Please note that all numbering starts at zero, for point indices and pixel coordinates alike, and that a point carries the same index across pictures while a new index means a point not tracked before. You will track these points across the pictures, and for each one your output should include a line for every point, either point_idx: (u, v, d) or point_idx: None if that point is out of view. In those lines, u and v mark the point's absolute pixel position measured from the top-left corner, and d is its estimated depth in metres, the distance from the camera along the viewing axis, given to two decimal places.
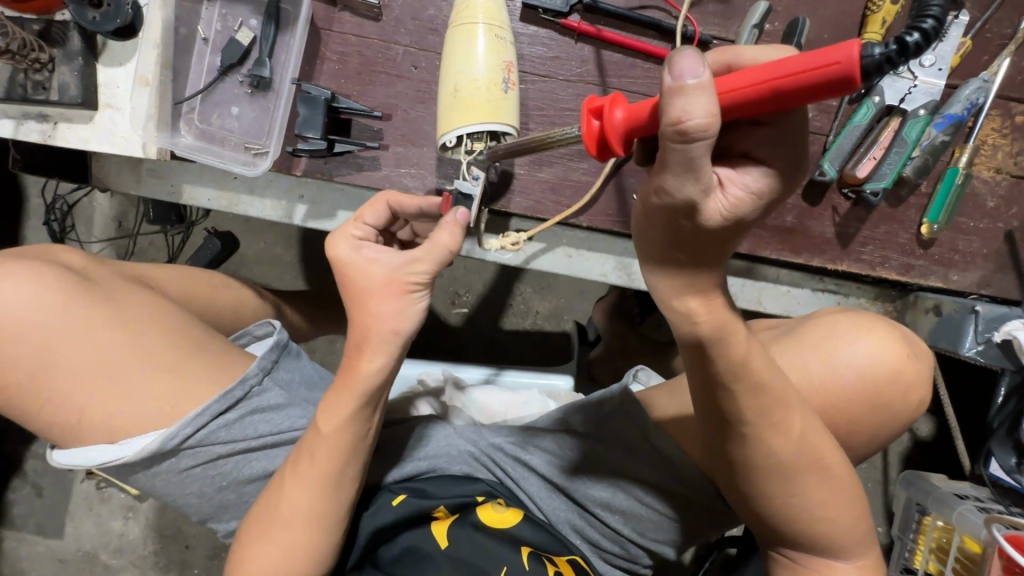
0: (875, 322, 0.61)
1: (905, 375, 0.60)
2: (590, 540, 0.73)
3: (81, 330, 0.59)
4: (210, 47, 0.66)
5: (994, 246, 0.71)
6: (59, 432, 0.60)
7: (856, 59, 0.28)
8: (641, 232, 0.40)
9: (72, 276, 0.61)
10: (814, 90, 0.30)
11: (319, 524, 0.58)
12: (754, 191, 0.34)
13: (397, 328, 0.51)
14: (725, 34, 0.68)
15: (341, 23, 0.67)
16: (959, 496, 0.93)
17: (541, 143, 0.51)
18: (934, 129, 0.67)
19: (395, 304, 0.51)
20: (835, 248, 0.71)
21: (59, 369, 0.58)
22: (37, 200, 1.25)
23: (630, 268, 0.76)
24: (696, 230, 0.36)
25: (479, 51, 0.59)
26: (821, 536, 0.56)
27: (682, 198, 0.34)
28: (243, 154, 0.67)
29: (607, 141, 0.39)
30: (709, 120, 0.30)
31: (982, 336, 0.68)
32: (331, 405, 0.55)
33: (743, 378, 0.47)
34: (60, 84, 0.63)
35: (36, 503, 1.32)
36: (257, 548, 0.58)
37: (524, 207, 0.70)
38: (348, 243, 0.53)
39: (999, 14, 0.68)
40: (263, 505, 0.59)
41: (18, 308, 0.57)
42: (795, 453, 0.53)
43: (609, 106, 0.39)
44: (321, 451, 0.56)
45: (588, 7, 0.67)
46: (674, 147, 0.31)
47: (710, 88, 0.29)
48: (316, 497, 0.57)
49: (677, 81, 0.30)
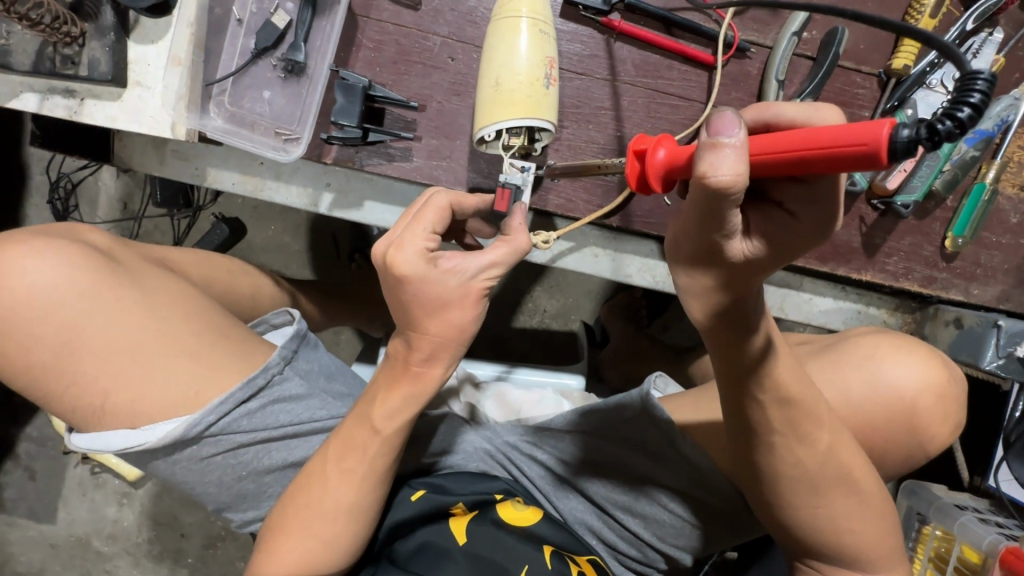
0: (913, 343, 0.62)
1: (942, 392, 0.61)
2: (607, 542, 0.74)
3: (106, 312, 0.57)
4: (244, 28, 0.65)
5: (1015, 262, 0.72)
6: (79, 415, 0.59)
7: (881, 140, 0.28)
8: (672, 257, 0.42)
9: (96, 257, 0.59)
10: (839, 163, 0.31)
11: (355, 516, 0.58)
12: (776, 237, 0.37)
13: (466, 331, 0.51)
14: (763, 40, 0.68)
15: (378, 11, 0.66)
16: (959, 507, 0.95)
17: (589, 169, 0.64)
18: (964, 145, 0.68)
19: (472, 310, 0.50)
20: (861, 258, 0.72)
21: (83, 352, 0.57)
22: (40, 177, 1.22)
23: (655, 270, 0.76)
24: (720, 265, 0.40)
25: (522, 46, 0.58)
26: (845, 547, 0.56)
27: (707, 237, 0.38)
28: (273, 138, 0.66)
29: (647, 179, 0.42)
30: (735, 176, 0.33)
31: (1003, 351, 0.69)
32: (387, 402, 0.54)
33: (780, 386, 0.48)
34: (91, 59, 0.62)
35: (28, 486, 1.30)
36: (287, 539, 0.58)
37: (555, 204, 0.70)
38: (417, 255, 0.49)
39: None
40: (295, 497, 0.58)
41: (43, 288, 0.55)
42: (823, 463, 0.53)
43: (653, 147, 0.41)
44: (372, 447, 0.56)
45: (629, 6, 0.66)
46: (703, 192, 0.34)
47: (740, 149, 0.33)
48: (357, 490, 0.57)
49: (712, 139, 0.33)
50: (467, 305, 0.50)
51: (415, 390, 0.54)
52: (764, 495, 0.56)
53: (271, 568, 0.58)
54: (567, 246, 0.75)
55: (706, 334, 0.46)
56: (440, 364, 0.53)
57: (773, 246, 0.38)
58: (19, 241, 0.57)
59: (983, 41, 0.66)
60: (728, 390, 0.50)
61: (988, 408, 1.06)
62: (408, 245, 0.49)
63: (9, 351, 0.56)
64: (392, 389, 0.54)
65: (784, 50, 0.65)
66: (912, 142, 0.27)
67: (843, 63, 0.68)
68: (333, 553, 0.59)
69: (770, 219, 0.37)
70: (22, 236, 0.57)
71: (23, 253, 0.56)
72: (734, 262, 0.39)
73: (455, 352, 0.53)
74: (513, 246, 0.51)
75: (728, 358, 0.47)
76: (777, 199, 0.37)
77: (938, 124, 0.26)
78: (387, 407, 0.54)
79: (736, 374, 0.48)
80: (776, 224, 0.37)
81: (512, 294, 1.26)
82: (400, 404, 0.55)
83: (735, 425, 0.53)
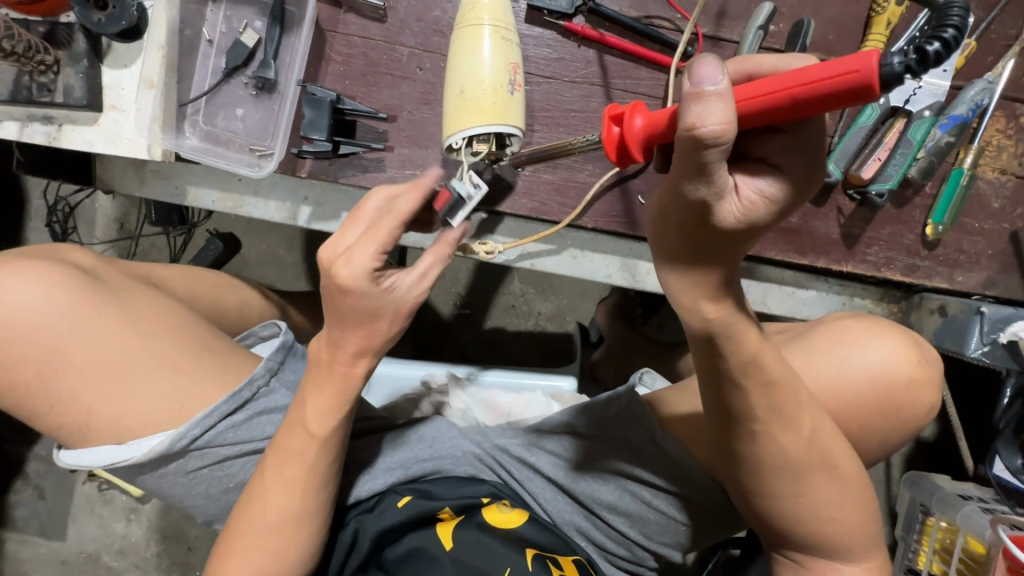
0: (888, 328, 0.62)
1: (908, 378, 0.60)
2: (591, 541, 0.74)
3: (87, 331, 0.58)
4: (214, 48, 0.66)
5: (1000, 247, 0.71)
6: (66, 431, 0.60)
7: (873, 68, 0.28)
8: (654, 225, 0.40)
9: (73, 276, 0.60)
10: (827, 100, 0.30)
11: (303, 524, 0.59)
12: (766, 196, 0.34)
13: (379, 341, 0.53)
14: (730, 35, 0.68)
15: (346, 25, 0.67)
16: (962, 497, 0.92)
17: (560, 151, 0.64)
18: (939, 131, 0.66)
19: (402, 323, 0.52)
20: (840, 248, 0.71)
21: (67, 370, 0.58)
22: (39, 202, 1.25)
23: (636, 269, 0.75)
24: (709, 233, 0.37)
25: (485, 54, 0.59)
26: (825, 534, 0.56)
27: (695, 198, 0.35)
28: (248, 155, 0.67)
29: (626, 147, 0.41)
30: (720, 130, 0.31)
31: (987, 337, 0.68)
32: (313, 409, 0.56)
33: (758, 374, 0.46)
34: (65, 86, 0.63)
35: (39, 504, 1.32)
36: (241, 557, 0.58)
37: (530, 209, 0.71)
38: (364, 272, 0.47)
39: (1004, 14, 0.68)
40: (242, 516, 0.59)
41: (25, 307, 0.56)
42: (805, 449, 0.52)
43: (629, 116, 0.41)
44: (306, 452, 0.57)
45: (593, 10, 0.67)
46: (687, 149, 0.32)
47: (726, 95, 0.31)
48: (301, 496, 0.58)
49: (696, 87, 0.31)
50: (385, 321, 0.51)
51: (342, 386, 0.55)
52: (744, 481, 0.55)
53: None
54: (547, 248, 0.76)
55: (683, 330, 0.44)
56: (356, 370, 0.55)
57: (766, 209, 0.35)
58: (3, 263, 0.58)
59: None
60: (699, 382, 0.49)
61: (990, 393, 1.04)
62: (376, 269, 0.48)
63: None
64: (318, 394, 0.56)
65: (750, 45, 0.65)
66: (902, 69, 0.27)
67: (812, 55, 0.68)
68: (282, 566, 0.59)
69: (755, 175, 0.35)
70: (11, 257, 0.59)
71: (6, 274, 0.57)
72: (724, 231, 0.36)
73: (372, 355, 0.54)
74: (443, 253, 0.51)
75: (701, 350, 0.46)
76: (762, 158, 0.35)
77: (929, 45, 0.27)
78: (319, 411, 0.56)
79: (709, 371, 0.47)
80: (767, 182, 0.34)
81: (505, 297, 1.26)
82: (330, 404, 0.56)
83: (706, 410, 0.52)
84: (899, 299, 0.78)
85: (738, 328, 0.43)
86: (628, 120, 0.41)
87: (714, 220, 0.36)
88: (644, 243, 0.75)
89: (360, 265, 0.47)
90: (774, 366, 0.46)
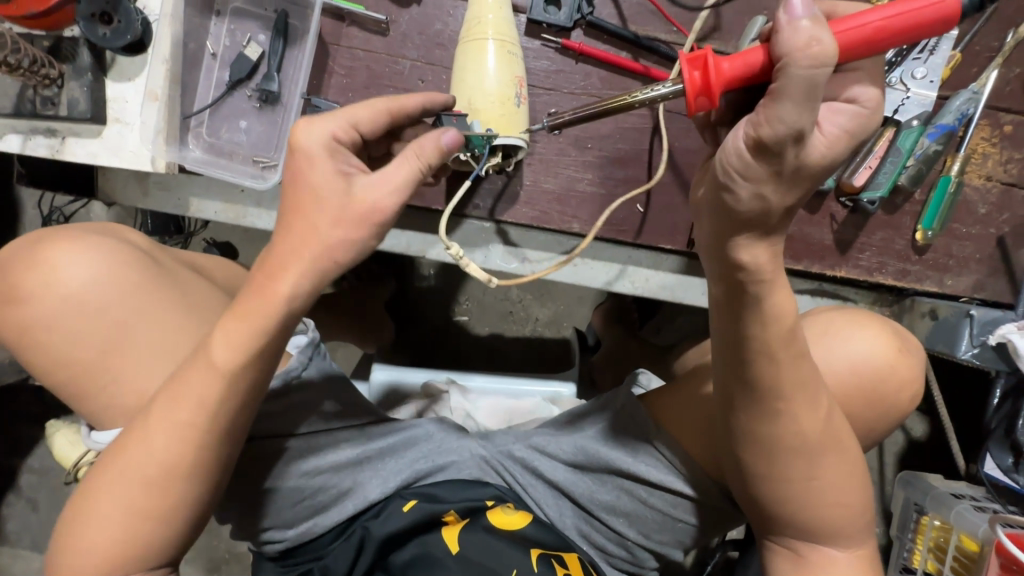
0: (882, 326, 0.64)
1: (900, 371, 0.62)
2: (591, 539, 0.75)
3: (155, 313, 0.59)
4: (218, 62, 0.67)
5: (987, 252, 0.73)
6: (107, 413, 0.59)
7: (957, 1, 0.38)
8: (727, 173, 0.40)
9: (135, 255, 0.60)
10: (919, 23, 0.38)
11: (183, 472, 0.52)
12: (846, 131, 0.39)
13: (343, 259, 0.46)
14: (725, 47, 0.70)
15: (349, 38, 0.67)
16: (955, 496, 0.94)
17: (621, 107, 0.47)
18: (927, 139, 0.68)
19: (348, 228, 0.45)
20: (834, 254, 0.73)
21: (128, 351, 0.57)
22: (32, 212, 1.24)
23: (633, 276, 0.77)
24: (796, 167, 0.38)
25: (489, 67, 0.60)
26: (827, 521, 0.58)
27: (793, 128, 0.36)
28: (252, 167, 0.68)
29: (710, 91, 0.42)
30: (828, 54, 0.35)
31: (977, 339, 0.70)
32: (222, 346, 0.49)
33: (779, 354, 0.50)
34: (70, 100, 0.64)
35: (32, 518, 1.30)
36: (104, 500, 0.52)
37: (531, 217, 0.72)
38: (332, 171, 0.46)
39: (987, 27, 0.70)
40: (113, 454, 0.52)
41: (94, 284, 0.57)
42: (821, 430, 0.55)
43: (713, 59, 0.42)
44: (205, 388, 0.50)
45: (591, 23, 0.68)
46: (796, 72, 0.35)
47: (822, 25, 0.36)
48: (182, 441, 0.51)
49: (792, 17, 0.36)
50: (346, 220, 0.45)
51: (257, 313, 0.47)
52: (754, 469, 0.57)
53: (84, 540, 0.52)
54: (546, 254, 0.76)
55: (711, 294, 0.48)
56: (285, 296, 0.46)
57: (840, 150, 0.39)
58: (72, 239, 0.58)
59: (939, 38, 0.67)
60: (720, 360, 0.53)
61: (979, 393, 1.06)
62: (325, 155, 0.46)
63: (56, 349, 0.56)
64: (229, 326, 0.48)
65: None
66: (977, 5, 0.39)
67: None
68: (151, 519, 0.52)
69: (837, 112, 0.39)
70: (68, 231, 0.59)
71: (72, 249, 0.57)
72: (808, 169, 0.39)
73: (314, 287, 0.47)
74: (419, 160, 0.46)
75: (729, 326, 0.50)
76: (833, 97, 0.40)
77: None
78: (226, 353, 0.49)
79: (733, 346, 0.51)
80: (846, 115, 0.39)
81: (503, 303, 1.27)
82: (240, 335, 0.48)
83: (729, 387, 0.54)
84: (891, 302, 0.80)
85: (767, 314, 0.48)
86: (711, 64, 0.42)
87: (803, 157, 0.38)
88: (641, 251, 0.77)
89: (315, 155, 0.46)
90: (799, 346, 0.51)
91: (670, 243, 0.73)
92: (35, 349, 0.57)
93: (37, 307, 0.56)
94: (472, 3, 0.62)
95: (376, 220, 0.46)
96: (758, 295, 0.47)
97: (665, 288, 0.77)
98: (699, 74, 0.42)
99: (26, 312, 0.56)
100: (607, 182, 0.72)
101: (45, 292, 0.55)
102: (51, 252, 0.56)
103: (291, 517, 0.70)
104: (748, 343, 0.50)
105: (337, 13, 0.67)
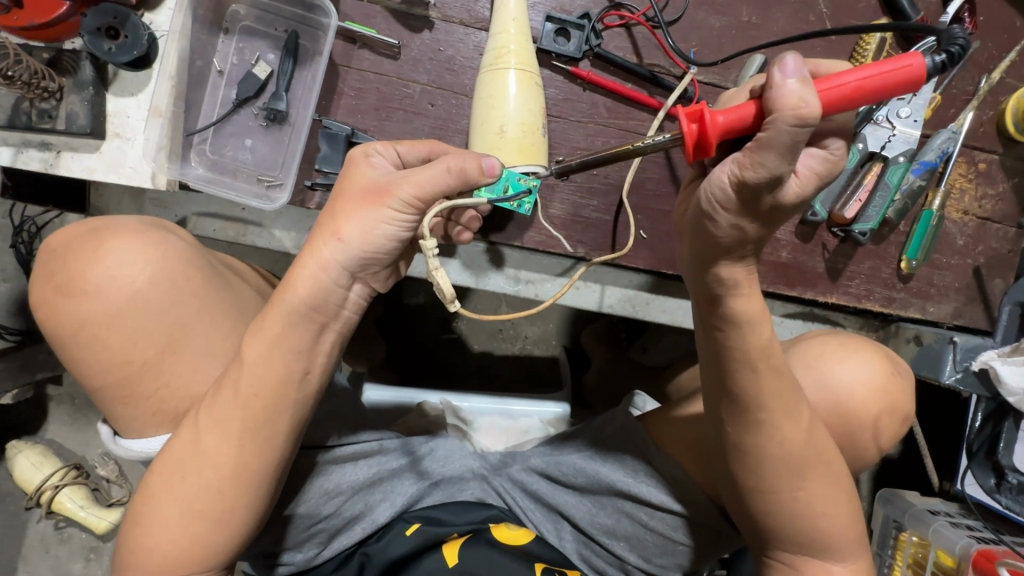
0: (865, 344, 0.67)
1: (891, 392, 0.65)
2: (592, 563, 0.72)
3: (207, 313, 0.57)
4: (225, 79, 0.67)
5: (965, 281, 0.77)
6: (139, 414, 0.56)
7: (925, 65, 0.37)
8: (710, 205, 0.42)
9: (194, 257, 0.58)
10: (891, 86, 0.37)
11: (229, 486, 0.52)
12: (816, 173, 0.40)
13: (348, 236, 0.47)
14: (724, 81, 0.73)
15: (359, 60, 0.67)
16: (930, 512, 0.96)
17: (623, 154, 0.47)
18: (911, 174, 0.73)
19: (374, 209, 0.48)
20: (825, 281, 0.76)
21: (188, 354, 0.56)
22: None
23: (632, 299, 0.81)
24: (773, 209, 0.41)
25: (511, 97, 0.61)
26: (816, 532, 0.57)
27: (775, 176, 0.38)
28: (256, 185, 0.68)
29: (707, 146, 0.40)
30: (813, 116, 0.35)
31: (960, 365, 0.75)
32: (258, 334, 0.50)
33: (767, 372, 0.51)
34: (69, 113, 0.62)
35: None
36: (162, 501, 0.52)
37: (538, 242, 0.73)
38: (373, 170, 0.51)
39: (964, 72, 0.76)
40: (169, 454, 0.53)
41: (161, 281, 0.55)
42: (805, 442, 0.54)
43: (708, 110, 0.40)
44: (242, 385, 0.51)
45: (598, 56, 0.70)
46: (781, 130, 0.36)
47: (809, 85, 0.35)
48: (237, 449, 0.51)
49: (782, 76, 0.36)
50: (366, 203, 0.48)
51: (294, 304, 0.48)
52: (746, 481, 0.56)
53: (145, 541, 0.52)
54: (551, 276, 0.78)
55: (724, 319, 0.50)
56: (308, 275, 0.48)
57: (818, 177, 0.40)
58: (136, 232, 0.56)
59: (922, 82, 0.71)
60: (707, 368, 0.55)
61: (951, 414, 1.10)
62: (370, 157, 0.52)
63: (112, 347, 0.53)
64: (267, 315, 0.50)
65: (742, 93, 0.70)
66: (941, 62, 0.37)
67: None
68: (214, 530, 0.53)
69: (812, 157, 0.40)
70: (103, 221, 0.57)
71: (136, 244, 0.55)
72: (784, 207, 0.41)
73: (334, 265, 0.48)
74: (460, 169, 0.48)
75: (710, 333, 0.52)
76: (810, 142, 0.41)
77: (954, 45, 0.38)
78: (261, 340, 0.50)
79: (714, 347, 0.52)
80: (817, 158, 0.40)
81: (491, 322, 1.25)
82: (275, 337, 0.49)
83: (716, 393, 0.54)
84: (877, 327, 0.85)
85: (745, 325, 0.50)
86: (708, 117, 0.40)
87: (777, 200, 0.40)
88: (641, 276, 0.81)
89: (361, 156, 0.53)
90: (780, 360, 0.51)
91: (671, 269, 0.75)
92: (87, 344, 0.53)
93: (96, 301, 0.53)
94: (495, 33, 0.63)
95: (386, 204, 0.47)
96: (735, 296, 0.49)
97: (664, 312, 0.82)
98: (696, 125, 0.41)
99: (82, 305, 0.52)
100: (611, 208, 0.74)
101: (107, 285, 0.53)
102: (114, 243, 0.54)
103: (303, 539, 0.68)
104: (731, 353, 0.51)
105: (349, 35, 0.67)
